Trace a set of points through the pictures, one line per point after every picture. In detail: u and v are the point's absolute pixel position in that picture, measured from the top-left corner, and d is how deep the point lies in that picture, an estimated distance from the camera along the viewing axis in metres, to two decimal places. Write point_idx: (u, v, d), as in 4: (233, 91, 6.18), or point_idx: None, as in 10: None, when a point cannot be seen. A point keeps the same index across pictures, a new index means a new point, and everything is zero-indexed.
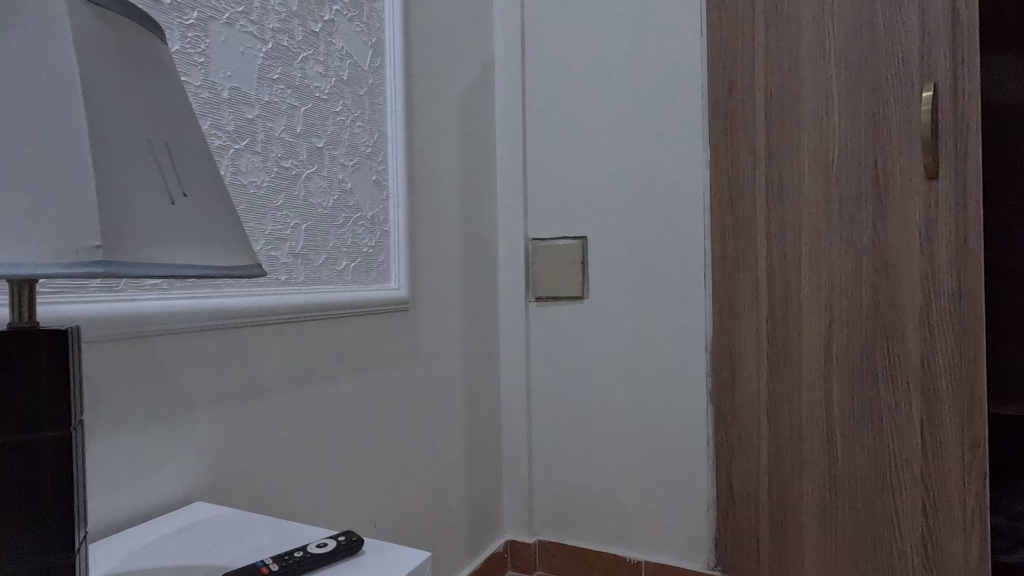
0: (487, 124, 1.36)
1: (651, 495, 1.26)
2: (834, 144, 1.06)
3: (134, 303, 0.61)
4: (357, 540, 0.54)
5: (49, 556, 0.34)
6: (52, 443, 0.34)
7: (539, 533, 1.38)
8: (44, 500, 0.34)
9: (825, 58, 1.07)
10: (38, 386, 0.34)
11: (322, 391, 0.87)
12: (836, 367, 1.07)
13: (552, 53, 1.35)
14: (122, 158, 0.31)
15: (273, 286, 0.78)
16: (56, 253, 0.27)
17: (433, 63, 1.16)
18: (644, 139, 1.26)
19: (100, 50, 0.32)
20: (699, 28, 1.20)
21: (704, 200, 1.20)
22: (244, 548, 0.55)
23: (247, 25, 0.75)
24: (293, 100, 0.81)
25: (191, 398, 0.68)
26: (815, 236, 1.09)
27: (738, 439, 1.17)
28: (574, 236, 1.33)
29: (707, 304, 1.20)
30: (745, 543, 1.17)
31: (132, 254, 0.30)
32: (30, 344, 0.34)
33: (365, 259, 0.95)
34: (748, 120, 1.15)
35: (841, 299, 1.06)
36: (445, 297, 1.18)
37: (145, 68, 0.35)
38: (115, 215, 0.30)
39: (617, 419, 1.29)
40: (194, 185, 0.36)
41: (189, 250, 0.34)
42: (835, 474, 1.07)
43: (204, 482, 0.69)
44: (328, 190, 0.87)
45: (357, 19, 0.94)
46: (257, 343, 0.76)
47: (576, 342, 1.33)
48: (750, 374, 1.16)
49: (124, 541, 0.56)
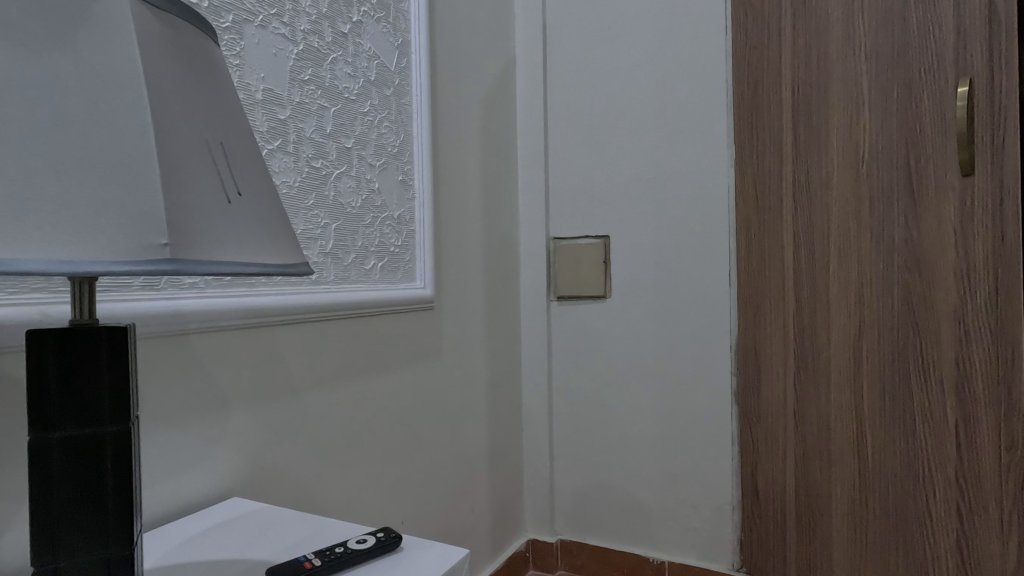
0: (509, 124, 1.36)
1: (675, 496, 1.25)
2: (864, 141, 1.05)
3: (174, 301, 0.62)
4: (396, 537, 0.55)
5: (109, 549, 0.35)
6: (113, 437, 0.35)
7: (560, 533, 1.38)
8: (104, 494, 0.35)
9: (855, 54, 1.06)
10: (99, 382, 0.34)
11: (351, 389, 0.87)
12: (865, 366, 1.05)
13: (574, 52, 1.35)
14: (183, 159, 0.32)
15: (304, 286, 0.79)
16: (127, 252, 0.28)
17: (457, 64, 1.16)
18: (667, 137, 1.25)
19: (161, 53, 0.33)
20: (724, 26, 1.20)
21: (728, 199, 1.19)
22: (284, 542, 0.56)
23: (279, 27, 0.76)
24: (323, 101, 0.82)
25: (226, 395, 0.69)
26: (844, 234, 1.07)
27: (764, 439, 1.17)
28: (596, 236, 1.33)
29: (732, 303, 1.19)
30: (771, 544, 1.16)
31: (194, 251, 0.31)
32: (92, 341, 0.34)
33: (392, 258, 0.95)
34: (774, 118, 1.15)
35: (871, 298, 1.05)
36: (468, 296, 1.18)
37: (201, 70, 0.36)
38: (179, 214, 0.30)
39: (640, 419, 1.29)
40: (248, 184, 0.36)
41: (245, 248, 0.34)
42: (865, 475, 1.06)
43: (239, 479, 0.70)
44: (356, 190, 0.88)
45: (383, 19, 0.95)
46: (289, 342, 0.77)
47: (599, 341, 1.33)
48: (776, 374, 1.15)
49: (172, 531, 0.58)
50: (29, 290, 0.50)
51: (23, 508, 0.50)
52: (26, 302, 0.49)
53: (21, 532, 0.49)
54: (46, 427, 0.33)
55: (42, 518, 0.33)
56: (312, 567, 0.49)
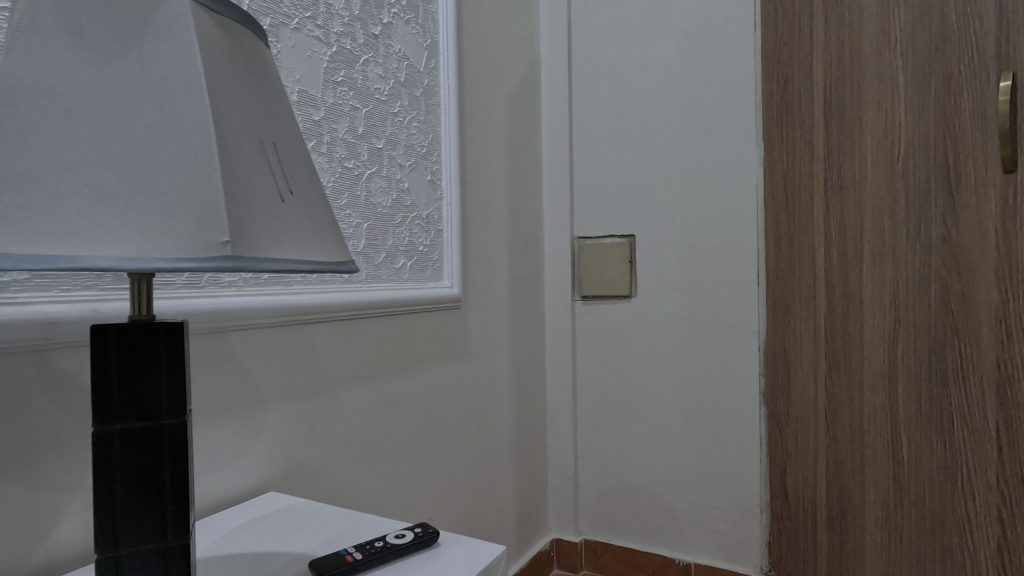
0: (534, 124, 1.36)
1: (702, 498, 1.24)
2: (900, 138, 1.03)
3: (214, 299, 0.63)
4: (433, 533, 0.55)
5: (167, 539, 0.36)
6: (170, 429, 0.36)
7: (585, 533, 1.38)
8: (162, 485, 0.36)
9: (890, 49, 1.04)
10: (158, 377, 0.36)
11: (381, 387, 0.88)
12: (900, 367, 1.04)
13: (600, 51, 1.35)
14: (240, 160, 0.32)
15: (337, 285, 0.80)
16: (192, 249, 0.29)
17: (484, 64, 1.17)
18: (693, 135, 1.24)
19: (219, 55, 0.34)
20: (753, 22, 1.18)
21: (757, 198, 1.18)
22: (323, 536, 0.57)
23: (314, 30, 0.77)
24: (355, 102, 0.83)
25: (263, 391, 0.70)
26: (878, 233, 1.06)
27: (793, 440, 1.15)
28: (621, 235, 1.32)
29: (761, 303, 1.18)
30: (801, 547, 1.15)
31: (253, 249, 0.31)
32: (151, 337, 0.35)
33: (421, 258, 0.96)
34: (804, 115, 1.13)
35: (906, 298, 1.03)
36: (494, 296, 1.19)
37: (254, 72, 0.36)
38: (238, 212, 0.31)
39: (667, 420, 1.28)
40: (300, 183, 0.37)
41: (299, 246, 0.35)
42: (900, 478, 1.04)
43: (276, 473, 0.71)
44: (387, 190, 0.89)
45: (413, 21, 0.96)
46: (322, 340, 0.78)
47: (624, 341, 1.32)
48: (807, 374, 1.14)
49: (221, 521, 0.60)
50: (82, 287, 0.52)
51: (76, 499, 0.52)
52: (79, 298, 0.51)
53: (73, 521, 0.51)
54: (107, 419, 0.35)
55: (102, 509, 0.34)
56: (353, 561, 0.49)
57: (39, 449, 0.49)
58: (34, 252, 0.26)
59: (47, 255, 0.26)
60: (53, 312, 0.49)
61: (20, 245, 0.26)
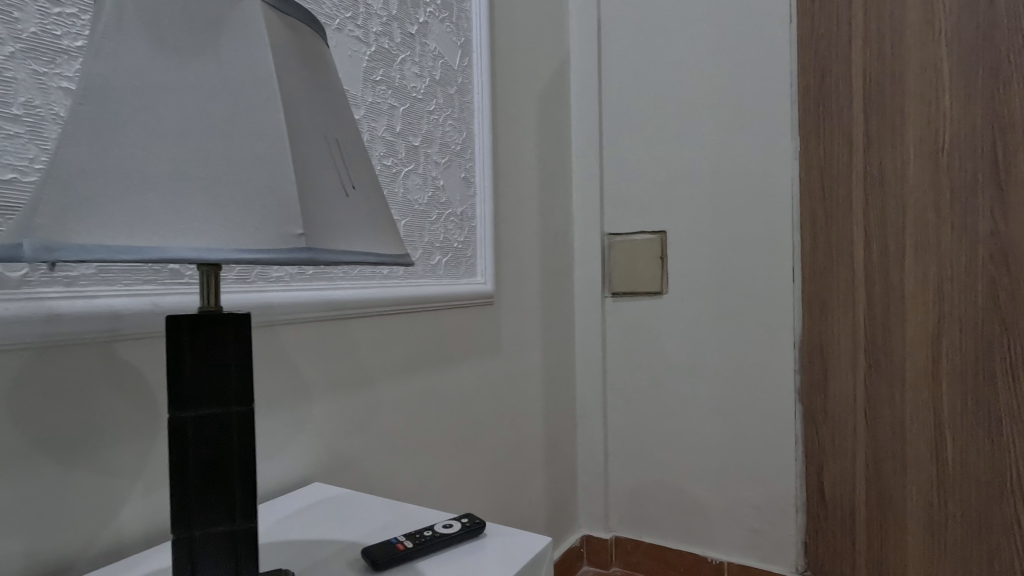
0: (564, 121, 1.37)
1: (735, 496, 1.23)
2: (945, 130, 1.01)
3: (263, 294, 0.65)
4: (480, 523, 0.56)
5: (236, 522, 0.37)
6: (239, 416, 0.37)
7: (615, 530, 1.37)
8: (232, 470, 0.37)
9: (934, 39, 1.01)
10: (227, 366, 0.37)
11: (418, 381, 0.90)
12: (945, 364, 1.01)
13: (630, 47, 1.34)
14: (309, 154, 0.33)
15: (376, 280, 0.82)
16: (269, 240, 0.30)
17: (515, 62, 1.17)
18: (727, 131, 1.23)
19: (286, 53, 0.35)
20: (789, 15, 1.16)
21: (793, 193, 1.16)
22: (373, 525, 0.59)
23: (353, 30, 0.78)
24: (393, 101, 0.84)
25: (309, 384, 0.72)
26: (921, 228, 1.03)
27: (831, 439, 1.13)
28: (652, 231, 1.32)
29: (797, 300, 1.16)
30: (839, 547, 1.13)
31: (324, 241, 0.32)
32: (221, 328, 0.37)
33: (455, 254, 0.97)
34: (842, 109, 1.11)
35: (952, 293, 1.00)
36: (526, 293, 1.20)
37: (318, 69, 0.37)
38: (310, 205, 0.32)
39: (699, 419, 1.27)
40: (361, 178, 0.38)
41: (364, 239, 0.35)
42: (943, 479, 1.02)
43: (320, 465, 0.73)
44: (423, 187, 0.90)
45: (447, 19, 0.97)
46: (363, 334, 0.80)
47: (655, 339, 1.32)
48: (845, 371, 1.12)
49: (275, 508, 0.62)
50: (142, 281, 0.54)
51: (138, 485, 0.54)
52: (140, 292, 0.54)
53: (136, 505, 0.54)
54: (182, 406, 0.36)
55: (178, 493, 0.36)
56: (405, 549, 0.50)
57: (104, 436, 0.51)
58: (127, 244, 0.28)
59: (138, 247, 0.28)
60: (118, 305, 0.52)
61: (111, 237, 0.27)
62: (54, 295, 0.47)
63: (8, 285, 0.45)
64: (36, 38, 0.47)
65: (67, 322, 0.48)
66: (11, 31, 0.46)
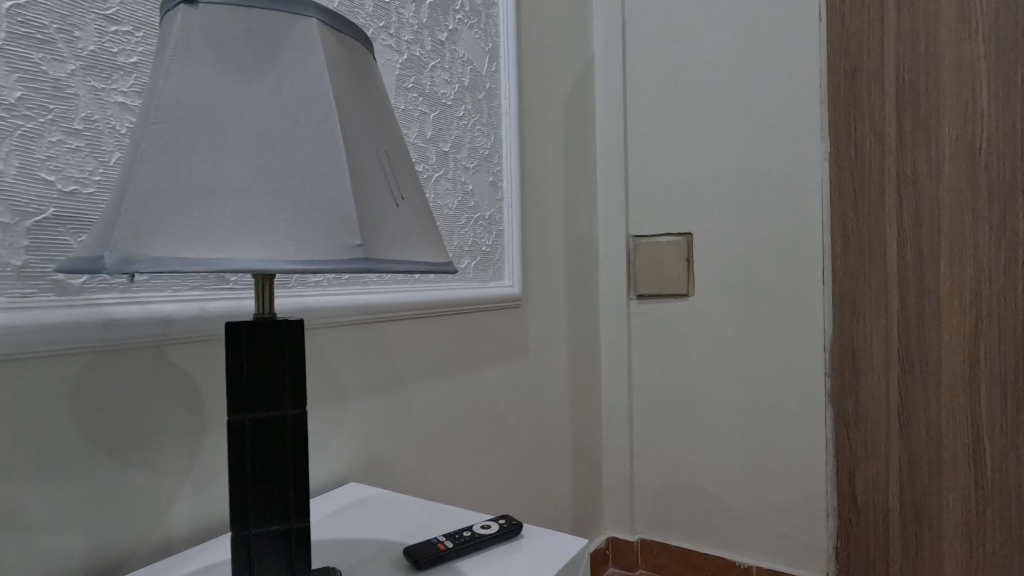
0: (588, 123, 1.37)
1: (763, 500, 1.22)
2: (983, 129, 1.00)
3: (303, 298, 0.67)
4: (517, 524, 0.57)
5: (291, 521, 0.39)
6: (293, 419, 0.39)
7: (641, 532, 1.37)
8: (286, 470, 0.39)
9: (971, 37, 1.00)
10: (281, 370, 0.38)
11: (448, 383, 0.91)
12: (983, 367, 1.00)
13: (655, 48, 1.34)
14: (363, 168, 0.34)
15: (408, 284, 0.83)
16: (329, 252, 0.31)
17: (540, 66, 1.18)
18: (754, 132, 1.22)
19: (340, 70, 0.36)
20: (818, 14, 1.15)
21: (823, 193, 1.15)
22: (410, 525, 0.60)
23: (387, 39, 0.79)
24: (424, 108, 0.86)
25: (345, 386, 0.73)
26: (957, 229, 1.02)
27: (863, 444, 1.12)
28: (678, 233, 1.31)
29: (827, 303, 1.15)
30: (873, 553, 1.11)
31: (379, 252, 0.33)
32: (276, 334, 0.38)
33: (483, 257, 0.98)
34: (873, 109, 1.10)
35: (990, 295, 1.00)
36: (552, 296, 1.20)
37: (368, 83, 0.38)
38: (365, 219, 0.33)
39: (727, 421, 1.26)
40: (409, 189, 0.39)
41: (414, 249, 0.36)
42: (983, 483, 1.01)
43: (355, 466, 0.74)
44: (453, 191, 0.91)
45: (475, 26, 0.98)
46: (396, 337, 0.81)
47: (681, 341, 1.31)
48: (877, 375, 1.10)
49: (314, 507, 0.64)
50: (191, 288, 0.56)
51: (187, 483, 0.56)
52: (188, 298, 0.56)
53: (185, 503, 0.56)
54: (240, 408, 0.37)
55: (236, 492, 0.37)
56: (446, 549, 0.51)
57: (155, 438, 0.53)
58: (199, 255, 0.29)
59: (210, 259, 0.29)
60: (169, 310, 0.54)
61: (184, 250, 0.29)
62: (111, 301, 0.50)
63: (70, 292, 0.47)
64: (94, 55, 0.50)
65: (123, 326, 0.50)
66: (72, 50, 0.48)
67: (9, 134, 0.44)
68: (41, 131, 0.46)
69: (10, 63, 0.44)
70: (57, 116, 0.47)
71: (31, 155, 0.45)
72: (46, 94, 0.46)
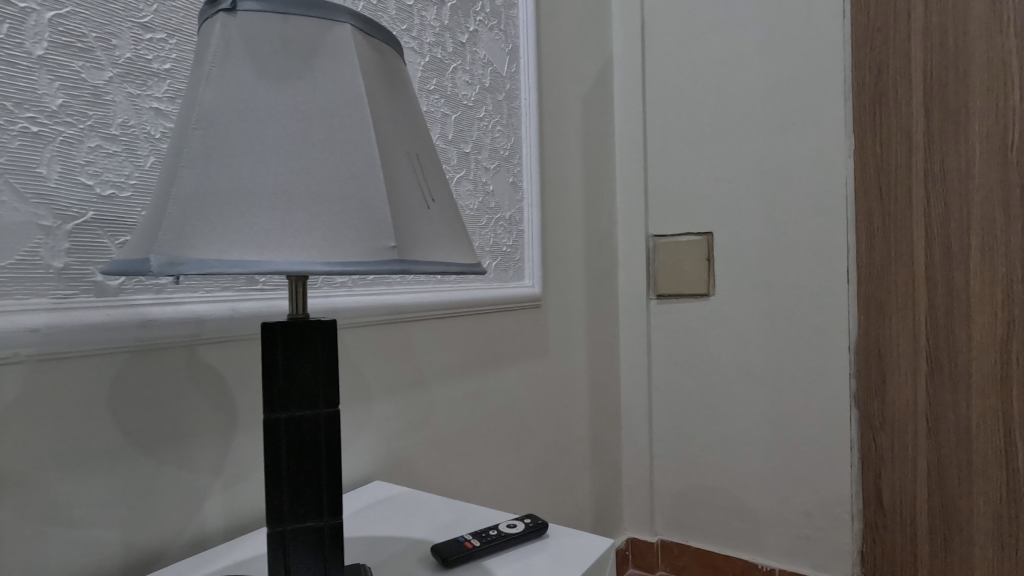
0: (607, 123, 1.37)
1: (787, 503, 1.20)
2: (1015, 125, 0.97)
3: (329, 299, 0.68)
4: (543, 524, 0.57)
5: (324, 517, 0.40)
6: (326, 418, 0.39)
7: (661, 533, 1.36)
8: (319, 468, 0.39)
9: (1001, 31, 0.98)
10: (314, 369, 0.39)
11: (470, 382, 0.92)
12: (1014, 368, 0.98)
13: (675, 46, 1.33)
14: (395, 170, 0.35)
15: (430, 284, 0.84)
16: (366, 254, 0.31)
17: (560, 66, 1.18)
18: (776, 130, 1.20)
19: (373, 74, 0.36)
20: (841, 10, 1.13)
21: (847, 192, 1.13)
22: (436, 523, 0.60)
23: (410, 41, 0.80)
24: (446, 109, 0.86)
25: (370, 385, 0.74)
26: (987, 226, 1.00)
27: (890, 446, 1.10)
28: (698, 232, 1.30)
29: (851, 303, 1.13)
30: (900, 558, 1.09)
31: (413, 253, 0.34)
32: (309, 334, 0.39)
33: (504, 258, 0.99)
34: (899, 105, 1.08)
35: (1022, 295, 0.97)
36: (571, 296, 1.20)
37: (399, 87, 0.39)
38: (399, 220, 0.34)
39: (749, 422, 1.25)
40: (439, 191, 0.39)
41: (445, 250, 0.37)
42: (1015, 487, 0.99)
43: (379, 464, 0.75)
44: (474, 192, 0.92)
45: (496, 27, 0.99)
46: (418, 337, 0.82)
47: (702, 341, 1.30)
48: (904, 376, 1.08)
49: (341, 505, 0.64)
50: (222, 289, 0.57)
51: (219, 480, 0.57)
52: (220, 298, 0.57)
53: (216, 500, 0.57)
54: (276, 407, 0.38)
55: (272, 489, 0.38)
56: (473, 547, 0.52)
57: (188, 436, 0.54)
58: (241, 258, 0.30)
59: (252, 261, 0.30)
60: (201, 311, 0.55)
61: (227, 252, 0.30)
62: (147, 302, 0.51)
63: (108, 293, 0.48)
64: (131, 62, 0.51)
65: (158, 326, 0.51)
66: (110, 57, 0.49)
67: (51, 140, 0.46)
68: (81, 137, 0.48)
69: (53, 71, 0.46)
70: (96, 122, 0.49)
71: (71, 161, 0.47)
72: (85, 101, 0.48)
